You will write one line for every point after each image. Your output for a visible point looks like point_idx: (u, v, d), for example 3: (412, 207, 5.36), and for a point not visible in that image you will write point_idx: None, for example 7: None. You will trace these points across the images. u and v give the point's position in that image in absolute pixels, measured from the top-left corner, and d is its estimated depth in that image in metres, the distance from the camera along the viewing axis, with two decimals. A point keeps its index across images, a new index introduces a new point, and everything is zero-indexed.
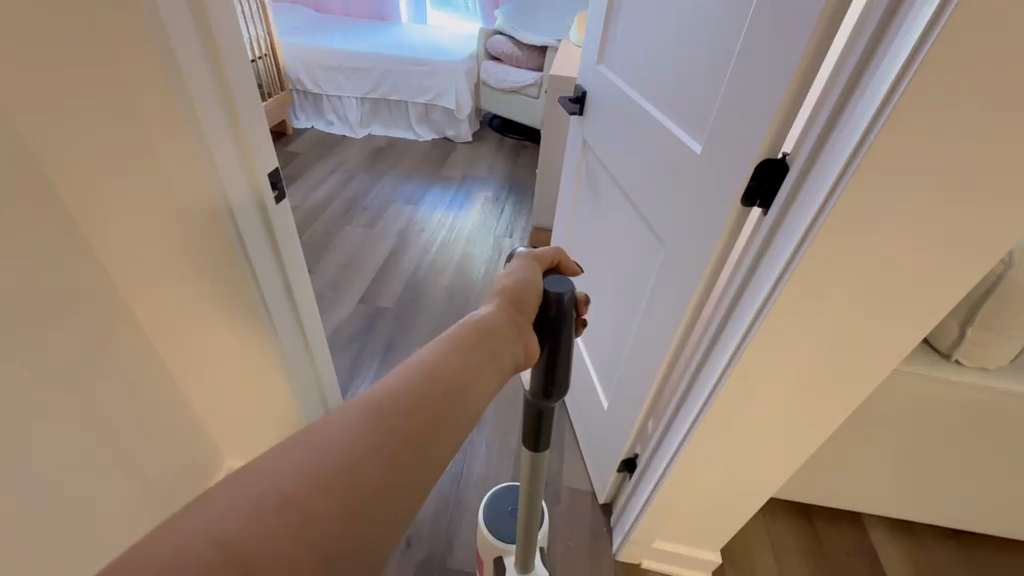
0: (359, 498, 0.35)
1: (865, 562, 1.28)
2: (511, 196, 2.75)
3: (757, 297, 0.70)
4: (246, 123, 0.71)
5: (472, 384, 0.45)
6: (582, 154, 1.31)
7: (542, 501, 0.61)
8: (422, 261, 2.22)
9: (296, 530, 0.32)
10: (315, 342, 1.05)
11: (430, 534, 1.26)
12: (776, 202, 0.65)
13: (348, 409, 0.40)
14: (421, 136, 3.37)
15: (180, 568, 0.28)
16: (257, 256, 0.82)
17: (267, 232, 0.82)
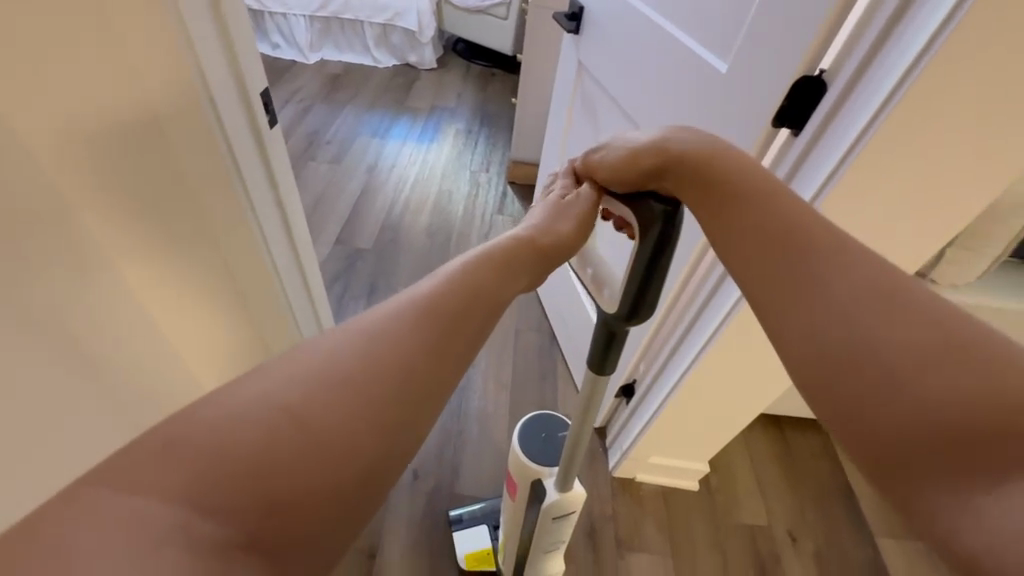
0: (409, 392, 0.40)
1: (826, 462, 1.43)
2: (482, 128, 2.62)
3: None
4: (233, 34, 0.67)
5: (490, 297, 0.49)
6: (578, 76, 1.24)
7: (590, 423, 0.63)
8: (397, 199, 2.12)
9: (354, 409, 0.37)
10: (310, 274, 1.07)
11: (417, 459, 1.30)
12: (809, 126, 0.64)
13: (388, 308, 0.43)
14: (381, 62, 3.07)
15: (247, 431, 0.34)
16: (256, 188, 0.81)
17: (261, 159, 0.80)
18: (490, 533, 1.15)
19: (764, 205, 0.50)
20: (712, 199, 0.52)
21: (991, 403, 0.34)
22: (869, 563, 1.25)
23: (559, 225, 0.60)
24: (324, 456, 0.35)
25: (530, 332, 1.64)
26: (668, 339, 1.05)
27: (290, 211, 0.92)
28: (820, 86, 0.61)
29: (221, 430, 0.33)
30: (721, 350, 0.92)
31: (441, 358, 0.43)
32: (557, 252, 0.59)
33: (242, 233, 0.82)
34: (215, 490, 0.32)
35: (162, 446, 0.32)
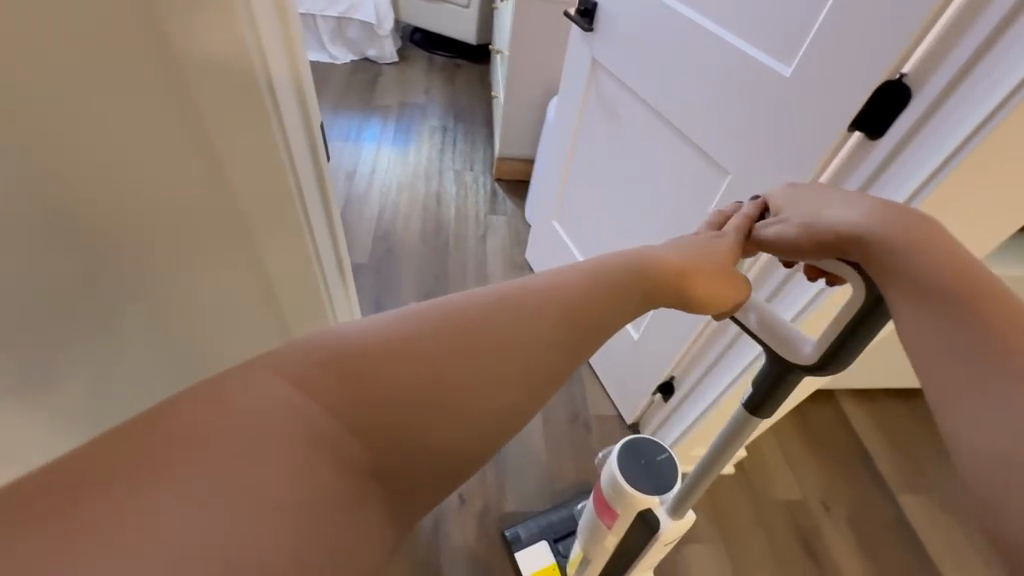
0: (517, 379, 0.45)
1: (841, 430, 1.51)
2: (460, 124, 2.53)
3: None
4: (298, 57, 0.62)
5: (602, 307, 0.50)
6: (593, 74, 1.20)
7: (723, 455, 0.68)
8: (386, 206, 2.02)
9: (480, 377, 0.44)
10: (350, 303, 0.99)
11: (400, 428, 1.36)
12: (894, 131, 0.63)
13: (513, 287, 0.48)
14: (339, 58, 2.90)
15: (394, 378, 0.41)
16: (315, 214, 0.74)
17: (318, 186, 0.74)
18: (552, 547, 1.14)
19: (941, 272, 0.44)
20: (887, 266, 0.47)
21: (1002, 350, 0.39)
22: (896, 524, 1.33)
23: (672, 258, 0.56)
24: (436, 413, 0.42)
25: None
26: (712, 348, 1.06)
27: (339, 237, 0.85)
28: (904, 90, 0.61)
29: (350, 352, 0.42)
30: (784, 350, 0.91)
31: (549, 350, 0.47)
32: (672, 301, 0.55)
33: (298, 263, 0.76)
34: (357, 416, 0.40)
35: (336, 380, 0.40)
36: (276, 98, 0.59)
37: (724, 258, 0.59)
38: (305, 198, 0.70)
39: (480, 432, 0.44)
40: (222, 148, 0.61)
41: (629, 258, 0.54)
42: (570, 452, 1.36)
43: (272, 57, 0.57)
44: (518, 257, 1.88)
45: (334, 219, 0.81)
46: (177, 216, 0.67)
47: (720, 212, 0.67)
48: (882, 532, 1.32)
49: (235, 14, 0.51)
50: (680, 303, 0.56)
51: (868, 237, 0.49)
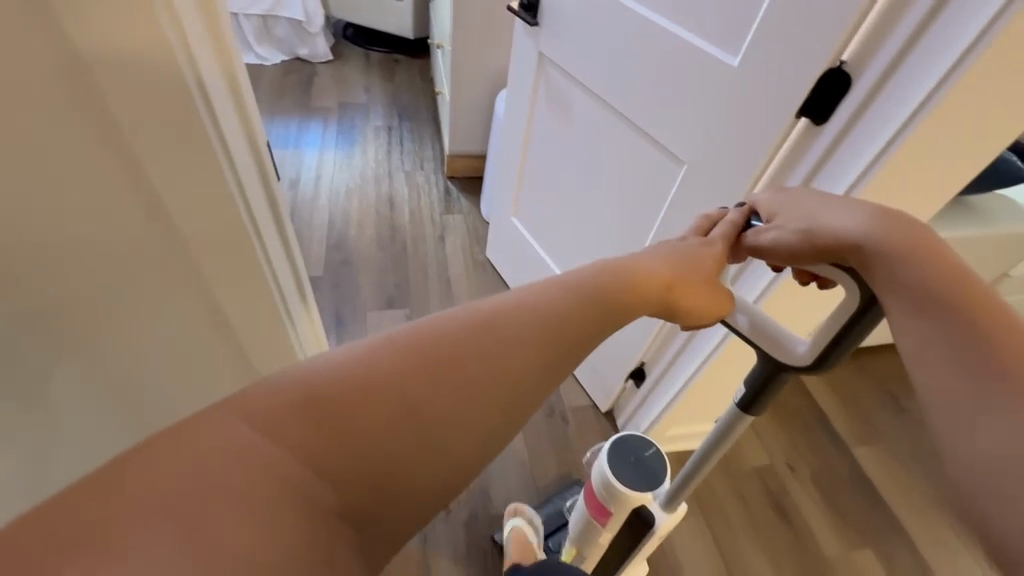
0: (499, 401, 0.43)
1: (799, 394, 1.61)
2: (405, 122, 2.45)
3: None
4: (236, 70, 0.57)
5: (585, 324, 0.48)
6: (541, 69, 1.19)
7: (712, 446, 0.71)
8: (336, 215, 1.94)
9: (459, 402, 0.42)
10: (316, 324, 0.94)
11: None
12: (837, 116, 0.67)
13: (493, 302, 0.46)
14: (268, 58, 2.74)
15: (371, 405, 0.39)
16: (269, 240, 0.70)
17: (268, 203, 0.69)
18: (542, 544, 1.15)
19: (937, 279, 0.46)
20: (884, 273, 0.49)
21: None
22: (854, 476, 1.44)
23: (651, 268, 0.56)
24: (414, 434, 0.40)
25: None
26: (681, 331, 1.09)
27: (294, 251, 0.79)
28: (846, 76, 0.64)
29: (330, 388, 0.38)
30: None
31: (531, 369, 0.44)
32: (650, 305, 0.55)
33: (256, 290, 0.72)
34: (331, 452, 0.37)
35: (310, 421, 0.37)
36: (217, 122, 0.55)
37: (702, 261, 0.60)
38: (258, 225, 0.66)
39: (461, 454, 0.42)
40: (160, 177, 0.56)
41: (611, 271, 0.53)
42: (549, 447, 1.37)
43: (207, 78, 0.52)
44: (478, 256, 1.86)
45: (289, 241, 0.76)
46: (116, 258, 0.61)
47: (707, 216, 0.69)
48: (843, 485, 1.41)
49: (164, 36, 0.47)
50: (656, 307, 0.56)
51: (866, 244, 0.50)
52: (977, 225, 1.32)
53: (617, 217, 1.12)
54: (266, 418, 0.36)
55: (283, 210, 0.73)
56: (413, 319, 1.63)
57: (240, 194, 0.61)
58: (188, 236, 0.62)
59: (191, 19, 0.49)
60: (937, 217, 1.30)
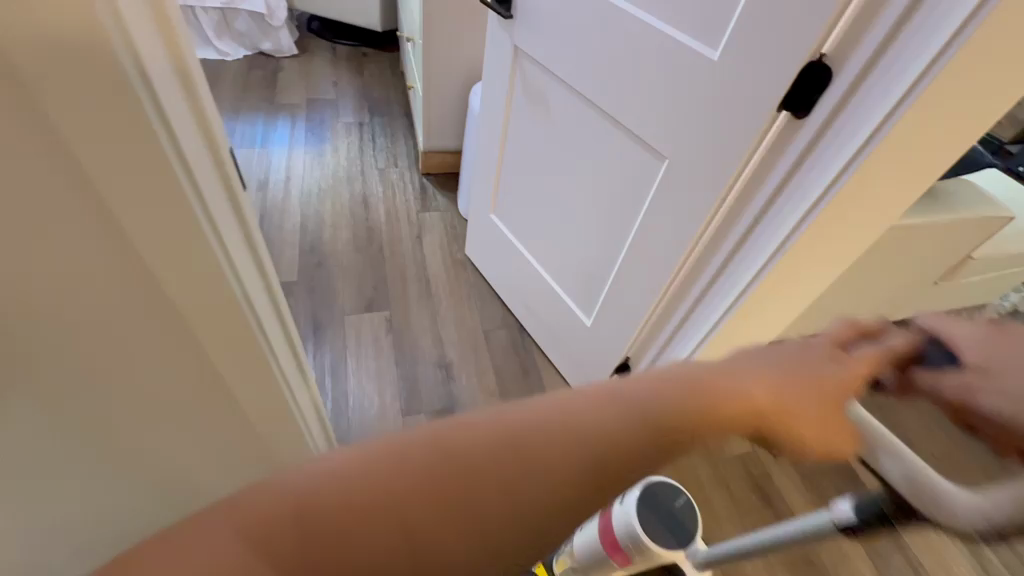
0: (501, 536, 0.38)
1: None
2: (375, 117, 2.39)
3: (804, 201, 0.73)
4: (205, 98, 0.44)
5: (638, 435, 0.41)
6: (516, 62, 1.17)
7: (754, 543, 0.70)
8: (308, 216, 1.87)
9: (454, 528, 0.37)
10: (314, 394, 0.84)
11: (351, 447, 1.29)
12: (820, 109, 0.67)
13: (531, 415, 0.40)
14: (229, 53, 2.62)
15: (365, 522, 0.35)
16: (254, 289, 0.56)
17: (254, 260, 0.56)
18: None
19: None
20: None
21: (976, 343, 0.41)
22: None
23: (748, 390, 0.46)
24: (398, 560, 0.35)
25: (498, 329, 1.61)
26: (664, 328, 1.08)
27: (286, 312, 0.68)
28: (826, 70, 0.64)
29: (339, 476, 0.36)
30: (734, 323, 0.93)
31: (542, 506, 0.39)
32: (736, 429, 0.45)
33: (243, 355, 0.59)
34: (305, 559, 0.33)
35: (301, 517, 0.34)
36: (185, 157, 0.41)
37: (825, 383, 0.48)
38: (239, 277, 0.52)
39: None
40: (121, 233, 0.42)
41: (692, 387, 0.45)
42: None
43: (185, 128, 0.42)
44: (457, 253, 1.83)
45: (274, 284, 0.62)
46: (89, 335, 0.48)
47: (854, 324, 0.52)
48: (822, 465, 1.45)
49: (112, 48, 0.33)
50: (745, 431, 0.46)
51: None
52: (941, 209, 1.37)
53: (598, 214, 1.11)
54: (256, 524, 0.33)
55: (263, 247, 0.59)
56: (393, 321, 1.59)
57: (216, 241, 0.47)
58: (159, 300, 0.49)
59: (155, 54, 0.37)
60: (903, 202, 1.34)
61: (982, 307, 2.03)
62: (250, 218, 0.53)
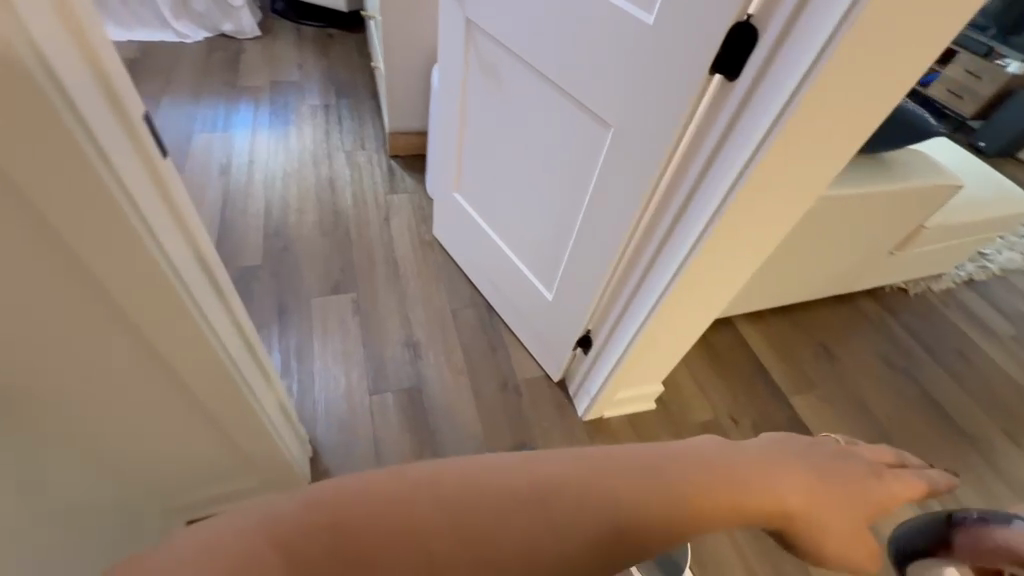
0: None
1: (741, 350, 1.70)
2: (343, 100, 2.35)
3: (732, 166, 0.74)
4: (96, 43, 0.48)
5: (659, 517, 0.34)
6: (469, 36, 1.16)
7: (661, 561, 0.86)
8: (270, 201, 1.85)
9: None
10: (255, 345, 0.89)
11: (318, 426, 1.30)
12: (746, 71, 0.68)
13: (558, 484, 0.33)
14: (188, 35, 2.54)
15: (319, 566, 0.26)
16: (176, 252, 0.63)
17: (165, 203, 0.61)
18: None
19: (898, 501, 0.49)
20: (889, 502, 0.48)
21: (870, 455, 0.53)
22: (791, 422, 1.55)
23: (788, 480, 0.41)
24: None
25: (466, 309, 1.62)
26: (618, 299, 1.10)
27: (211, 261, 0.72)
28: (752, 31, 0.65)
29: (366, 500, 0.29)
30: (681, 287, 0.94)
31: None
32: (751, 516, 0.39)
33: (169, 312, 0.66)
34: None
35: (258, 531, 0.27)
36: (76, 106, 0.46)
37: (866, 492, 0.46)
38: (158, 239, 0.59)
39: None
40: (41, 194, 0.49)
41: (716, 467, 0.39)
42: (503, 420, 1.39)
43: (69, 73, 0.45)
44: (426, 235, 1.83)
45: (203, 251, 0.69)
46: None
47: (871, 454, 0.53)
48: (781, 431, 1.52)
49: None
50: (759, 520, 0.40)
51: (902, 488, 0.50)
52: (892, 179, 1.41)
53: (554, 187, 1.12)
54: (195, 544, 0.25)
55: (190, 213, 0.67)
56: (360, 302, 1.58)
57: (132, 206, 0.55)
58: (82, 252, 0.56)
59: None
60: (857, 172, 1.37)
61: (939, 278, 2.11)
62: (158, 163, 0.57)
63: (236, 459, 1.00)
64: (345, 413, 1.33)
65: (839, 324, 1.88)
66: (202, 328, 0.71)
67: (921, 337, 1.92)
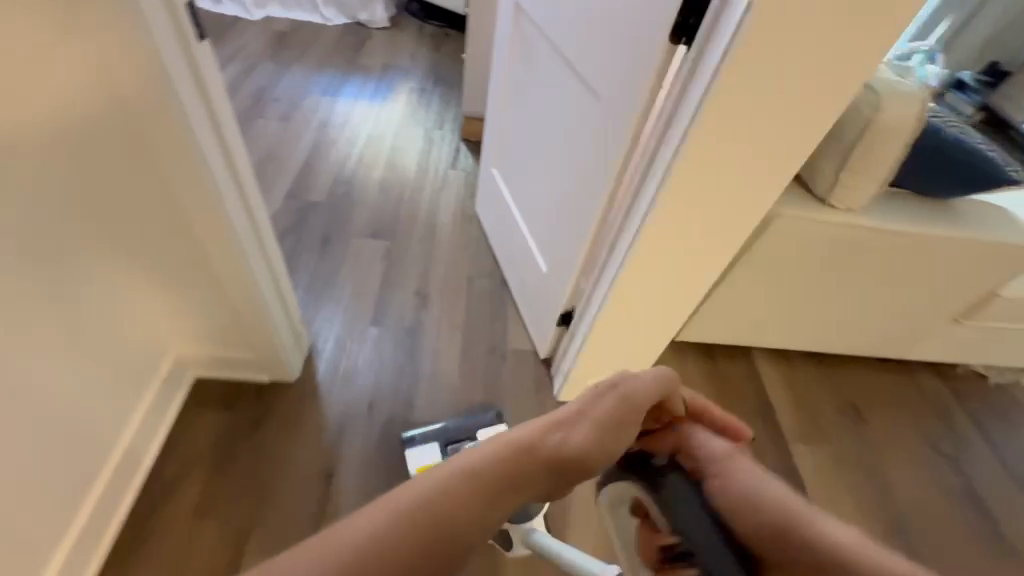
0: None
1: (750, 384, 1.60)
2: (437, 87, 2.61)
3: (683, 119, 0.82)
4: None
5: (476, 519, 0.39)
6: (515, 18, 1.31)
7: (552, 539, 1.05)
8: (350, 156, 2.12)
9: None
10: (263, 231, 1.08)
11: (322, 338, 1.48)
12: (699, 36, 0.77)
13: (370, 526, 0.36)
14: (330, 19, 3.00)
15: None
16: (198, 120, 0.83)
17: (194, 78, 0.80)
18: (441, 450, 1.25)
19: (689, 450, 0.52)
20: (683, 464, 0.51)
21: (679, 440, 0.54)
22: (784, 468, 1.42)
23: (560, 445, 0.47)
24: None
25: (481, 277, 1.72)
26: (597, 270, 1.15)
27: (231, 142, 0.92)
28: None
29: None
30: (644, 248, 1.00)
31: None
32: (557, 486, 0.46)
33: (190, 171, 0.87)
34: None
35: None
36: None
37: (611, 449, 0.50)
38: (186, 107, 0.80)
39: None
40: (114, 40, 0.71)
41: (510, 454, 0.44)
42: (480, 378, 1.46)
43: None
44: (468, 208, 1.97)
45: (223, 130, 0.89)
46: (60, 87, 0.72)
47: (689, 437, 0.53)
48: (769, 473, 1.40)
49: None
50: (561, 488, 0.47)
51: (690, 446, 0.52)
52: (953, 230, 1.26)
53: (561, 157, 1.21)
54: None
55: (220, 98, 0.86)
56: (390, 250, 1.76)
57: (165, 68, 0.74)
58: (134, 93, 0.76)
59: None
60: (910, 213, 1.26)
61: None
62: (192, 44, 0.77)
63: (239, 329, 1.20)
64: (346, 334, 1.50)
65: (880, 385, 1.69)
66: (213, 197, 0.91)
67: (986, 431, 1.64)
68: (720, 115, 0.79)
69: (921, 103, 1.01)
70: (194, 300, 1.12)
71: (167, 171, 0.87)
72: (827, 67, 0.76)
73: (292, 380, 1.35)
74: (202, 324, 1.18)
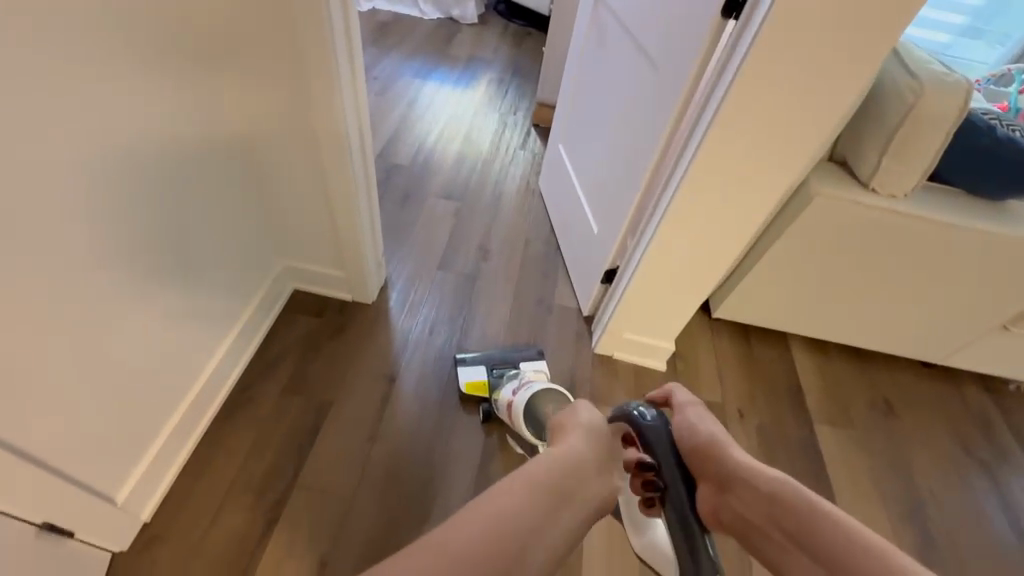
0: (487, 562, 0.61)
1: (783, 366, 1.67)
2: (515, 78, 2.84)
3: (725, 81, 0.96)
4: None
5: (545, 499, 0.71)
6: (595, 5, 1.50)
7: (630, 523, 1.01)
8: (432, 131, 2.38)
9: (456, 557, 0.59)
10: (368, 161, 1.33)
11: (395, 274, 1.71)
12: (744, 12, 0.92)
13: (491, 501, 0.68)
14: (426, 14, 3.31)
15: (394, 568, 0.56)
16: (340, 56, 1.08)
17: (342, 24, 1.06)
18: (488, 371, 1.45)
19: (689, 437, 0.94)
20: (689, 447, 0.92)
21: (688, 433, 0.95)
22: (805, 445, 1.49)
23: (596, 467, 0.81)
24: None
25: (537, 242, 1.90)
26: (643, 222, 1.30)
27: (358, 79, 1.17)
28: None
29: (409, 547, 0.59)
30: (684, 201, 1.14)
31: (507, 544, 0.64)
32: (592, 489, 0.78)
33: (327, 97, 1.12)
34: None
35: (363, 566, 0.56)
36: None
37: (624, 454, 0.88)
38: (333, 44, 1.05)
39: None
40: None
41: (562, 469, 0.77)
42: (527, 325, 1.64)
43: None
44: (532, 183, 2.17)
45: (354, 68, 1.14)
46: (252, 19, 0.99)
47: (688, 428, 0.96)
48: (790, 449, 1.47)
49: None
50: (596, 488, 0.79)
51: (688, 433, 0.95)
52: (1001, 224, 1.30)
53: (621, 126, 1.38)
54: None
55: (355, 41, 1.12)
56: (460, 210, 1.98)
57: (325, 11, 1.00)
58: (298, 31, 1.02)
59: None
60: (955, 209, 1.31)
61: None
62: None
63: (335, 247, 1.45)
64: (416, 272, 1.73)
65: (920, 388, 1.71)
66: (338, 120, 1.16)
67: None
68: (759, 77, 0.92)
69: (963, 95, 1.10)
70: (305, 216, 1.38)
71: (310, 98, 1.13)
72: (859, 40, 0.87)
73: (369, 302, 1.60)
74: (308, 238, 1.44)
